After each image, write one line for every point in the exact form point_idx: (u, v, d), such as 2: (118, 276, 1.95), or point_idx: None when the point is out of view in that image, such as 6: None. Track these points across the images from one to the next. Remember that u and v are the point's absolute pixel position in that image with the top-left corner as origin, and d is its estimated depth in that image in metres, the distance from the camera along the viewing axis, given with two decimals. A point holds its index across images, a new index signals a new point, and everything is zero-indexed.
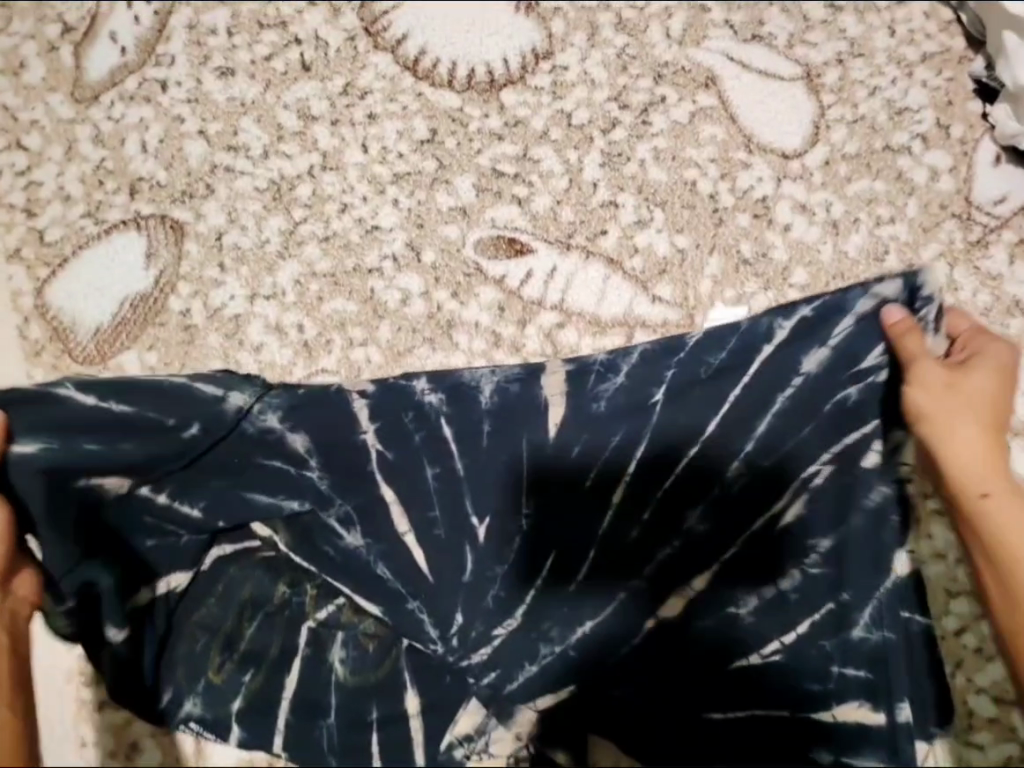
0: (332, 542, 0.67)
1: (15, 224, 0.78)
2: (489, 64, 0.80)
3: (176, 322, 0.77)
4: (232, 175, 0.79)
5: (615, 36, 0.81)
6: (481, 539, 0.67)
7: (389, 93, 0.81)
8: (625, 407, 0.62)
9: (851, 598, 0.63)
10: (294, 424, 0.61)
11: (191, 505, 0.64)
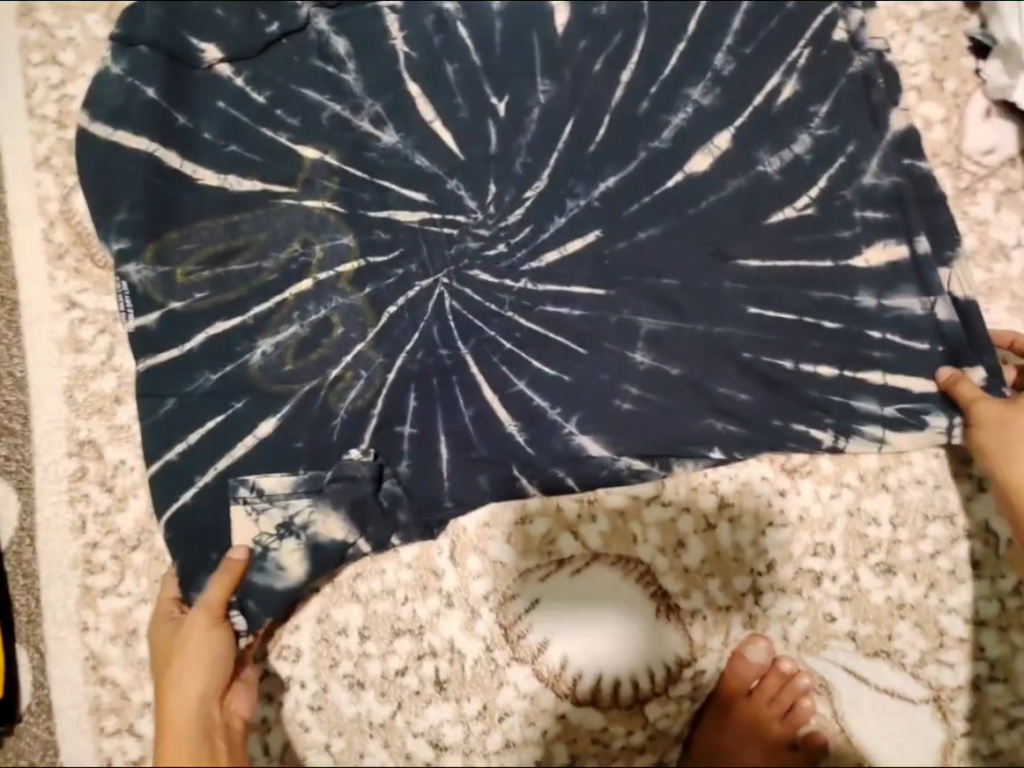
0: (371, 143, 0.78)
1: (46, 134, 0.82)
2: None
3: (185, 225, 0.76)
4: (244, 99, 0.79)
5: None
6: (502, 115, 0.79)
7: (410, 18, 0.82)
8: (596, 19, 0.81)
9: (825, 347, 0.75)
10: (341, 29, 0.80)
11: (256, 92, 0.79)
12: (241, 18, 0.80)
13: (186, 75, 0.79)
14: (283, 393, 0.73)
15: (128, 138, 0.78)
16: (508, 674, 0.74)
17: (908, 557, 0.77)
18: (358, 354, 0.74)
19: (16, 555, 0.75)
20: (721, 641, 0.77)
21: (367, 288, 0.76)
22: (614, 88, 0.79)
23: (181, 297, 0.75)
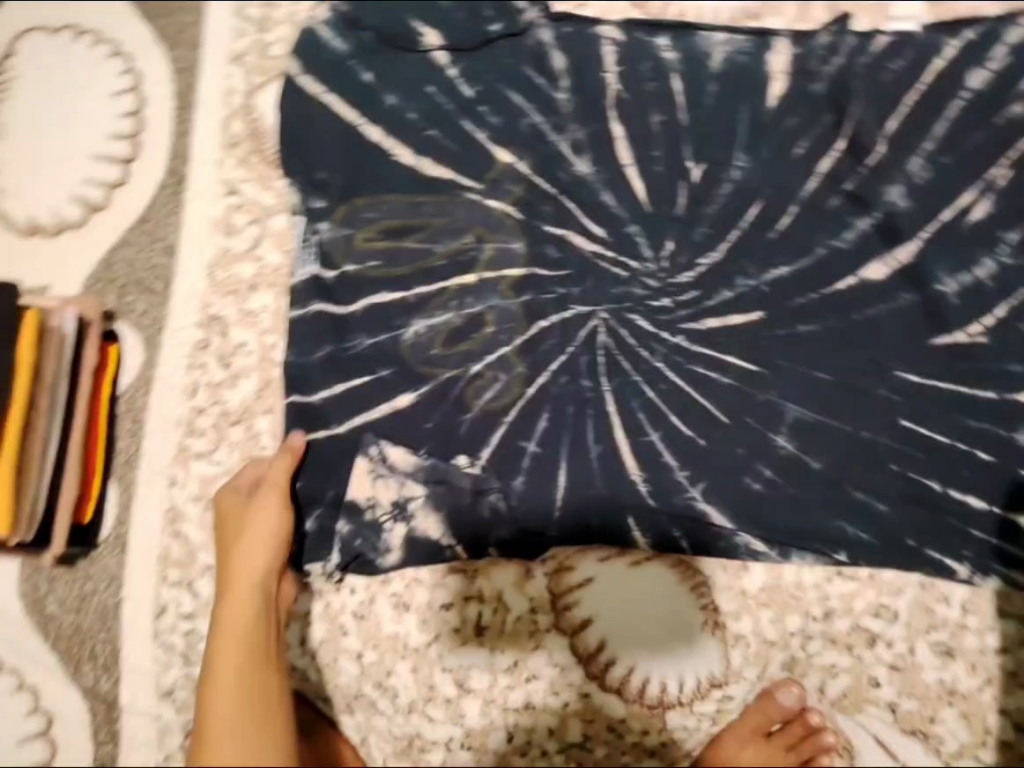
0: (562, 168, 0.82)
1: (246, 33, 0.87)
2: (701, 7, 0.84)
3: (357, 145, 0.83)
4: (447, 79, 0.84)
5: (826, 15, 0.84)
6: (695, 179, 0.79)
7: (604, 8, 0.85)
8: (812, 94, 0.80)
9: (971, 479, 0.75)
10: (560, 45, 0.83)
11: (466, 85, 0.84)
12: (465, 12, 0.84)
13: (402, 59, 0.84)
14: (429, 375, 0.79)
15: (338, 109, 0.83)
16: (546, 642, 0.76)
17: (973, 645, 0.75)
18: (500, 356, 0.79)
19: (129, 401, 0.80)
20: (757, 673, 0.77)
21: (523, 298, 0.80)
22: (785, 119, 0.80)
23: (357, 261, 0.81)
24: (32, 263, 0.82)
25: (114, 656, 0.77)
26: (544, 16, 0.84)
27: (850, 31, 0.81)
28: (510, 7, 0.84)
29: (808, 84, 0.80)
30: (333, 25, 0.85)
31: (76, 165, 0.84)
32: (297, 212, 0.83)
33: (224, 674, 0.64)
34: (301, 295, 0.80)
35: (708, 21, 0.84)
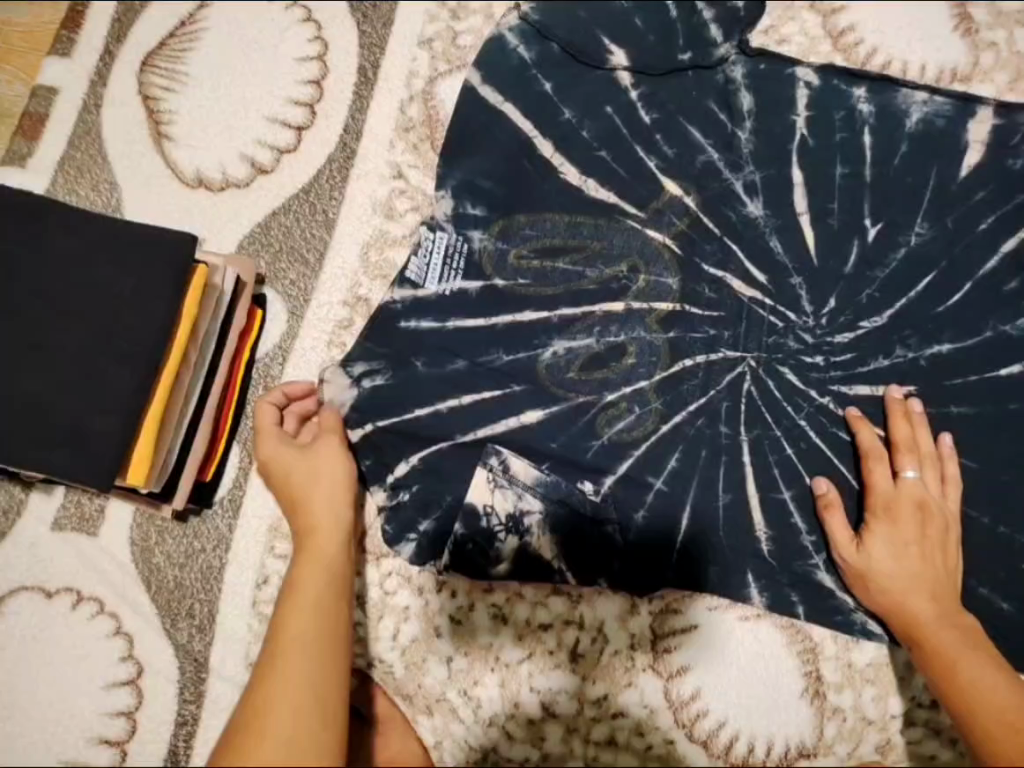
0: (734, 207, 0.81)
1: (438, 19, 0.88)
2: (906, 64, 0.83)
3: (528, 154, 0.82)
4: (631, 97, 0.83)
5: None
6: (870, 238, 0.79)
7: (804, 50, 0.84)
8: (1007, 171, 0.79)
9: None
10: (751, 85, 0.82)
11: (644, 111, 0.82)
12: (657, 38, 0.83)
13: (586, 74, 0.83)
14: (563, 396, 0.78)
15: (515, 117, 0.83)
16: (638, 683, 0.74)
17: None
18: (639, 388, 0.78)
19: (265, 367, 0.81)
20: (847, 751, 0.74)
21: (671, 333, 0.79)
22: (973, 195, 0.79)
23: (509, 277, 0.81)
24: (198, 216, 0.85)
25: (209, 617, 0.78)
26: (738, 54, 0.83)
27: None
28: (706, 40, 0.83)
29: (1005, 158, 0.79)
30: (522, 33, 0.84)
31: (250, 123, 0.87)
32: (447, 219, 0.82)
33: (302, 614, 0.61)
34: (440, 309, 0.80)
35: (913, 78, 0.82)
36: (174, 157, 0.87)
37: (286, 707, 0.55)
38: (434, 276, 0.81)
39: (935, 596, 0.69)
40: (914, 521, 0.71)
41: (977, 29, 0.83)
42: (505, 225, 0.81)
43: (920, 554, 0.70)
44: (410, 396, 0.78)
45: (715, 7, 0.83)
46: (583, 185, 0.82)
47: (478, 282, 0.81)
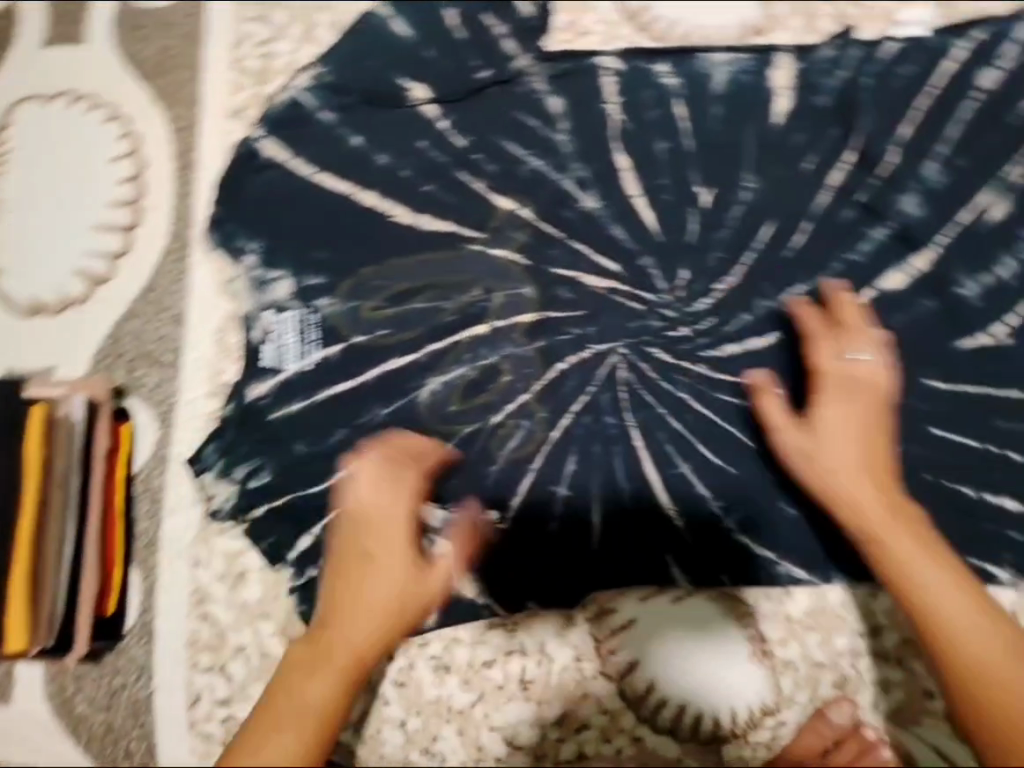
0: (569, 206, 0.82)
1: (243, 86, 0.87)
2: (704, 30, 0.86)
3: (363, 206, 0.83)
4: (439, 125, 0.84)
5: (831, 26, 0.86)
6: (704, 205, 0.82)
7: (607, 38, 0.87)
8: (817, 111, 0.83)
9: (1003, 481, 0.75)
10: (556, 88, 0.84)
11: (457, 137, 0.84)
12: (450, 62, 0.85)
13: (391, 116, 0.85)
14: (449, 431, 0.78)
15: (331, 184, 0.83)
16: (593, 692, 0.74)
17: None
18: (522, 403, 0.79)
19: (146, 481, 0.79)
20: (808, 696, 0.76)
21: (539, 342, 0.80)
22: (791, 139, 0.82)
23: (366, 332, 0.80)
24: (45, 345, 0.82)
25: (150, 751, 0.75)
26: (535, 64, 0.85)
27: (855, 45, 0.84)
28: (502, 55, 0.85)
29: (810, 99, 0.83)
30: (317, 95, 0.85)
31: (78, 236, 0.84)
32: (292, 297, 0.81)
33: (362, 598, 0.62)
34: (309, 382, 0.79)
35: (712, 43, 0.85)
36: (3, 287, 0.83)
37: (315, 674, 0.59)
38: (294, 355, 0.80)
39: (877, 485, 0.67)
40: (887, 510, 0.66)
41: None
42: (353, 284, 0.81)
43: (876, 519, 0.65)
44: (299, 473, 0.77)
45: (507, 23, 0.85)
46: (423, 223, 0.82)
47: (344, 342, 0.80)
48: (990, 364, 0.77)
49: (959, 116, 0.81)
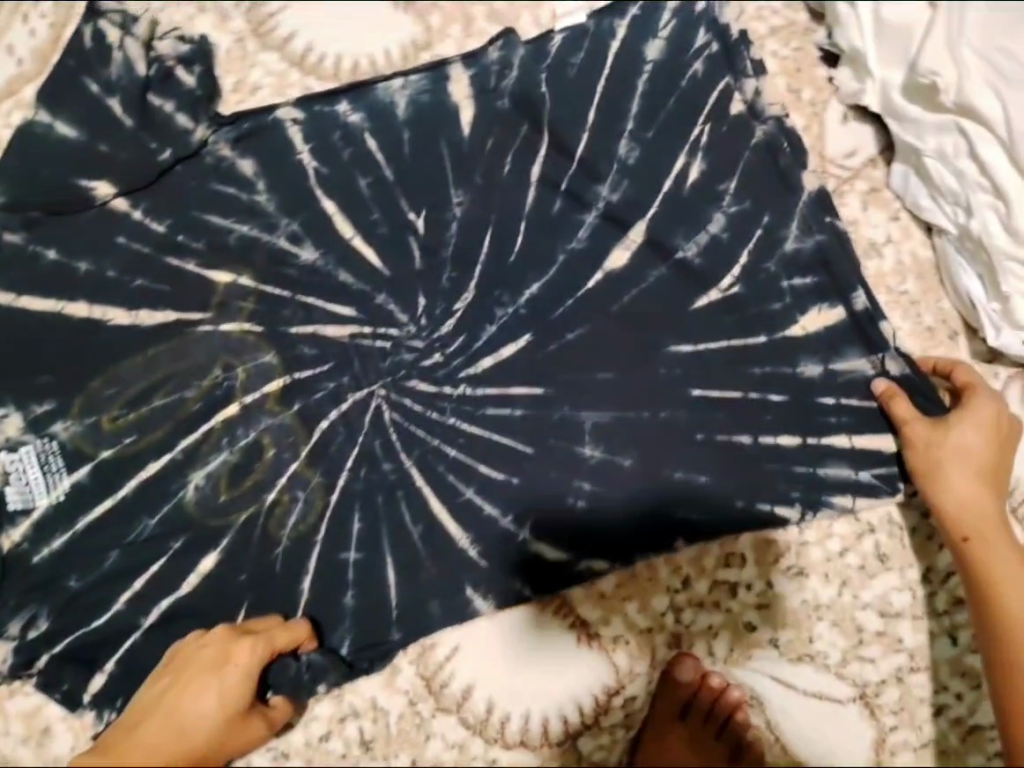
0: (289, 263, 0.80)
1: None
2: (371, 55, 0.85)
3: (77, 319, 0.78)
4: (135, 217, 0.81)
5: (488, 26, 0.86)
6: (421, 230, 0.81)
7: (279, 87, 0.85)
8: (500, 112, 0.83)
9: (775, 420, 0.75)
10: (242, 151, 0.82)
11: (158, 223, 0.81)
12: (131, 151, 0.81)
13: (83, 220, 0.80)
14: (222, 525, 0.74)
15: (38, 304, 0.79)
16: (435, 729, 0.74)
17: (818, 556, 0.76)
18: (292, 473, 0.76)
19: None
20: (646, 664, 0.77)
21: (295, 404, 0.77)
22: (487, 142, 0.82)
23: (111, 444, 0.76)
24: None
25: None
26: (216, 130, 0.82)
27: (518, 43, 0.83)
28: (176, 130, 0.82)
29: (494, 102, 0.83)
30: None
31: None
32: (23, 432, 0.76)
33: (182, 731, 0.62)
34: (64, 514, 0.74)
35: (383, 72, 0.85)
36: None
37: None
38: (39, 490, 0.75)
39: (999, 498, 0.69)
40: (992, 504, 0.69)
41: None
42: (86, 399, 0.77)
43: (982, 511, 0.68)
44: (75, 613, 0.72)
45: (173, 98, 0.82)
46: (145, 316, 0.79)
47: (91, 463, 0.75)
48: (734, 309, 0.77)
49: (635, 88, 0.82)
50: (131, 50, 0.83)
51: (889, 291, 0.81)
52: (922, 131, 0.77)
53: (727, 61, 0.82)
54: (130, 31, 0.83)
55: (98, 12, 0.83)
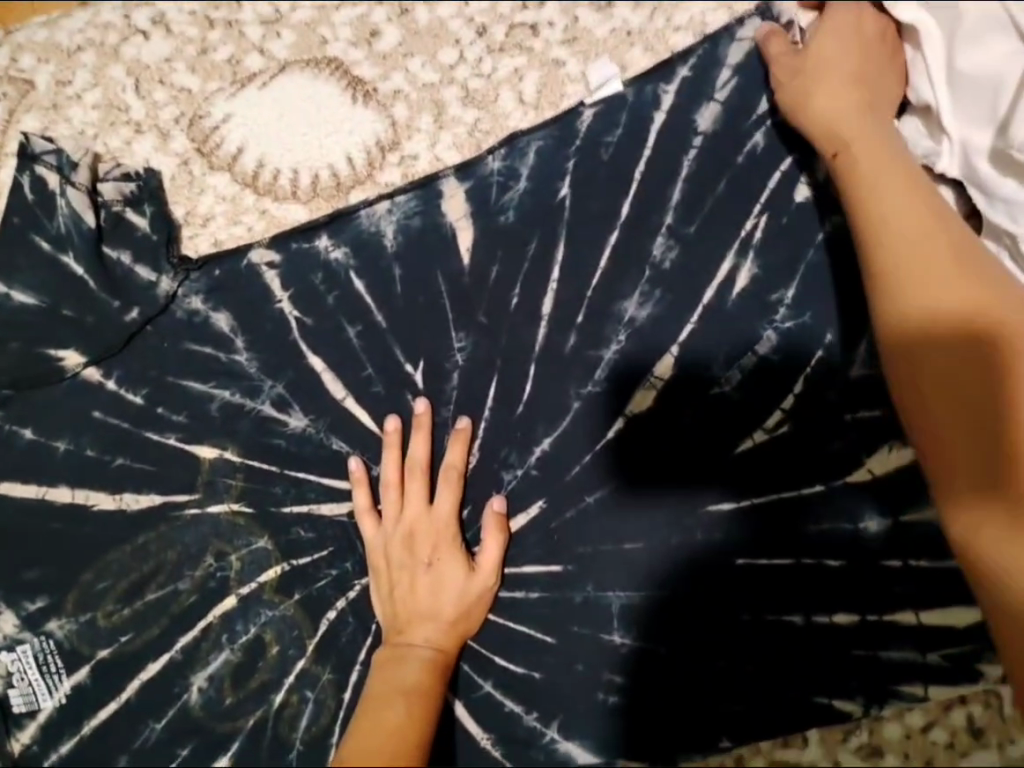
0: (277, 433, 0.72)
1: None
2: (332, 166, 0.74)
3: (61, 505, 0.73)
4: (102, 386, 0.73)
5: (464, 111, 0.74)
6: (420, 384, 0.72)
7: (232, 215, 0.75)
8: (503, 231, 0.72)
9: (831, 591, 0.67)
10: (214, 303, 0.73)
11: (133, 393, 0.73)
12: (96, 316, 0.73)
13: (57, 395, 0.74)
14: (232, 729, 0.70)
15: (19, 488, 0.73)
16: None
17: (895, 732, 0.66)
18: (301, 671, 0.71)
19: None
20: None
21: (296, 595, 0.71)
22: (488, 269, 0.72)
23: (109, 644, 0.71)
24: None
25: None
26: (183, 282, 0.73)
27: (525, 147, 0.72)
28: (141, 284, 0.73)
29: (493, 220, 0.72)
30: None
31: None
32: (20, 629, 0.72)
33: (392, 683, 0.62)
34: (67, 719, 0.71)
35: (355, 187, 0.74)
36: None
37: (384, 697, 0.61)
38: (43, 692, 0.71)
39: (986, 368, 0.57)
40: (970, 356, 0.58)
41: (374, 87, 0.74)
42: (78, 593, 0.72)
43: (955, 379, 0.58)
44: None
45: (130, 247, 0.74)
46: (131, 500, 0.72)
47: (95, 662, 0.71)
48: (784, 452, 0.68)
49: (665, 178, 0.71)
50: (74, 199, 0.74)
51: None
52: (1019, 214, 0.62)
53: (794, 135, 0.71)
54: (70, 176, 0.74)
55: (33, 157, 0.74)
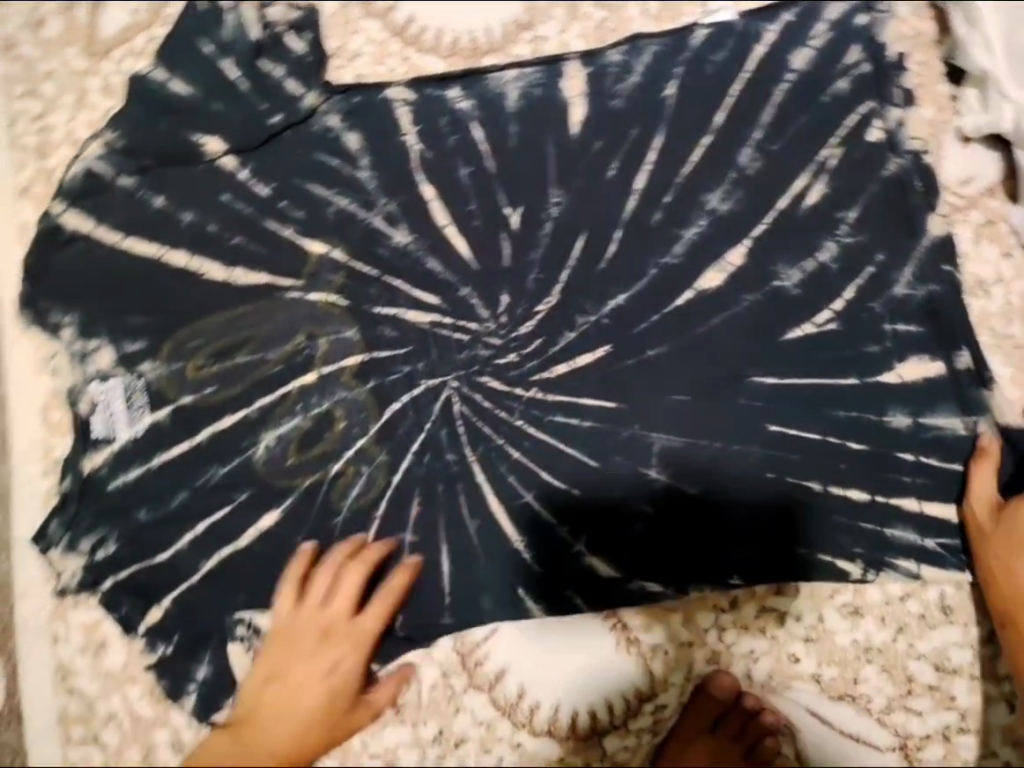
0: (381, 242, 0.81)
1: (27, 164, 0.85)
2: (473, 33, 0.86)
3: (174, 266, 0.80)
4: (234, 173, 0.82)
5: (595, 11, 0.86)
6: (515, 226, 0.81)
7: (378, 56, 0.86)
8: (613, 112, 0.82)
9: (848, 467, 0.75)
10: (350, 124, 0.83)
11: (261, 185, 0.82)
12: (243, 114, 0.83)
13: (192, 173, 0.82)
14: (289, 487, 0.76)
15: (141, 245, 0.81)
16: (467, 709, 0.75)
17: (876, 597, 0.74)
18: (359, 449, 0.77)
19: None
20: (683, 674, 0.75)
21: (369, 382, 0.78)
22: (594, 141, 0.82)
23: (193, 393, 0.78)
24: None
25: None
26: (326, 100, 0.84)
27: (644, 48, 0.84)
28: (288, 95, 0.83)
29: (605, 102, 0.83)
30: (112, 161, 0.83)
31: None
32: (115, 365, 0.79)
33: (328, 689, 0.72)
34: (139, 453, 0.77)
35: (491, 54, 0.85)
36: None
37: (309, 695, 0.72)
38: (123, 424, 0.78)
39: None
40: None
41: None
42: (172, 344, 0.79)
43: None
44: (141, 547, 0.75)
45: (283, 62, 0.84)
46: (238, 272, 0.80)
47: (175, 408, 0.78)
48: (823, 341, 0.78)
49: (757, 98, 0.83)
50: (245, 14, 0.85)
51: (993, 331, 0.78)
52: None
53: (876, 84, 0.82)
54: None
55: None
